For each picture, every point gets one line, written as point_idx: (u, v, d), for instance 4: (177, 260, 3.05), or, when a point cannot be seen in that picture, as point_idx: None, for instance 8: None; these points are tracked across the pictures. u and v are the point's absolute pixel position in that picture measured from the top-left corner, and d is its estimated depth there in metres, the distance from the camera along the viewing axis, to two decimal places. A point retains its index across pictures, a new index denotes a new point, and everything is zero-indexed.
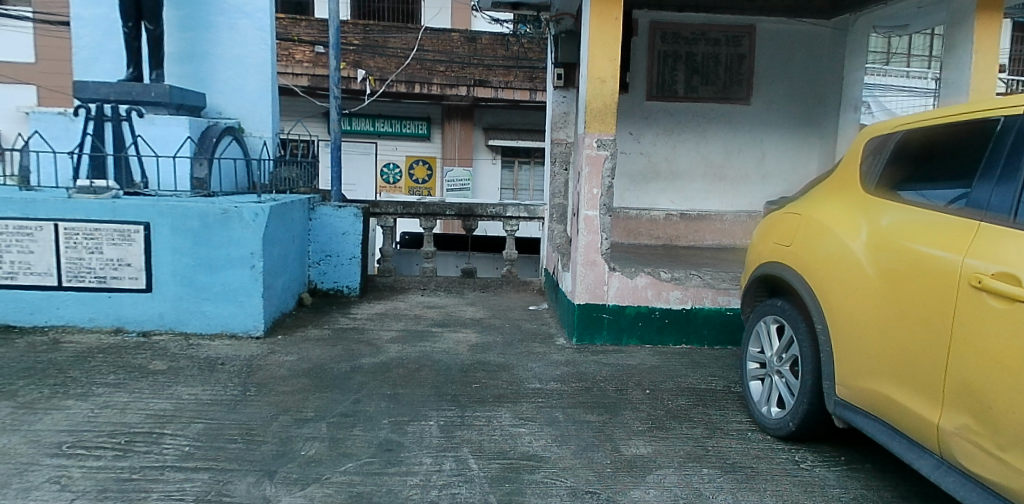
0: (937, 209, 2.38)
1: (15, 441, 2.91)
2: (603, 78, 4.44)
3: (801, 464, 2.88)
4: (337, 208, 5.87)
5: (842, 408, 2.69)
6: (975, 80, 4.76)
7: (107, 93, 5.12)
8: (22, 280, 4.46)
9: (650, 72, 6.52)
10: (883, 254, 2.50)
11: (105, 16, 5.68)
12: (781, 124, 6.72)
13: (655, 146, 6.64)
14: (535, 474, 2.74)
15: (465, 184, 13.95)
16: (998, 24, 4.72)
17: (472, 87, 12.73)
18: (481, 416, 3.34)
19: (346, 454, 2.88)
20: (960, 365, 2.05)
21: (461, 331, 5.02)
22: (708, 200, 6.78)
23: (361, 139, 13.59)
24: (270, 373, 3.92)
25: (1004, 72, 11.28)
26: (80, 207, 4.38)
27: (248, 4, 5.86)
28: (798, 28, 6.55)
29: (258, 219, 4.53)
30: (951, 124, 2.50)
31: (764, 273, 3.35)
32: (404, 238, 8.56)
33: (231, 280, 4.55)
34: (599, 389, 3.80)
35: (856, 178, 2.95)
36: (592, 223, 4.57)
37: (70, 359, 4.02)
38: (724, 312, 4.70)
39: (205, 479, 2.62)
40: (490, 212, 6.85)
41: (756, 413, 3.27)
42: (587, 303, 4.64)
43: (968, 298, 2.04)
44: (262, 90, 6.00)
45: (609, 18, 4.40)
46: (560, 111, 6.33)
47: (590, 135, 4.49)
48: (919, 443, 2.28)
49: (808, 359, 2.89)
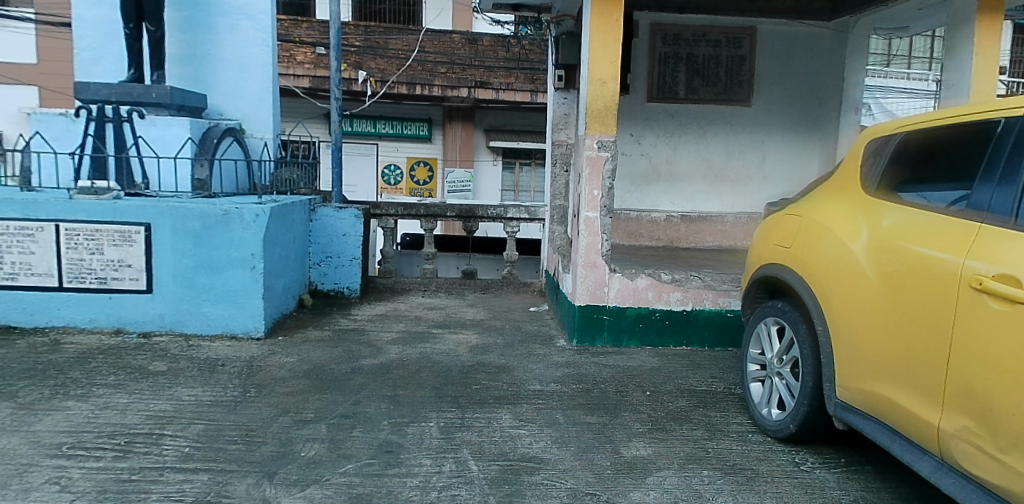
0: (937, 211, 2.38)
1: (15, 442, 2.91)
2: (603, 79, 4.45)
3: (801, 466, 2.87)
4: (337, 209, 5.87)
5: (842, 410, 2.68)
6: (977, 81, 4.75)
7: (108, 94, 5.12)
8: (23, 280, 4.46)
9: (650, 73, 6.52)
10: (883, 256, 2.50)
11: (107, 18, 5.69)
12: (782, 125, 6.72)
13: (656, 147, 6.64)
14: (535, 476, 2.74)
15: (466, 185, 13.96)
16: (999, 24, 4.70)
17: (473, 89, 12.68)
18: (481, 418, 3.34)
19: (346, 455, 2.88)
20: (960, 367, 2.05)
21: (461, 332, 5.02)
22: (708, 202, 6.77)
23: (362, 140, 13.60)
24: (270, 374, 3.92)
25: (1005, 74, 11.28)
26: (80, 207, 4.39)
27: (249, 5, 5.87)
28: (799, 30, 6.56)
29: (259, 220, 4.53)
30: (951, 126, 2.50)
31: (765, 274, 3.34)
32: (404, 239, 8.57)
33: (231, 281, 4.55)
34: (599, 391, 3.80)
35: (856, 180, 2.95)
36: (592, 224, 4.57)
37: (70, 360, 4.02)
38: (725, 314, 4.69)
39: (205, 481, 2.61)
40: (491, 213, 6.82)
41: (756, 414, 3.26)
42: (588, 305, 4.64)
43: (969, 300, 2.04)
44: (263, 91, 6.01)
45: (610, 19, 4.41)
46: (561, 113, 6.32)
47: (590, 136, 4.49)
48: (919, 445, 2.27)
49: (808, 360, 2.88)
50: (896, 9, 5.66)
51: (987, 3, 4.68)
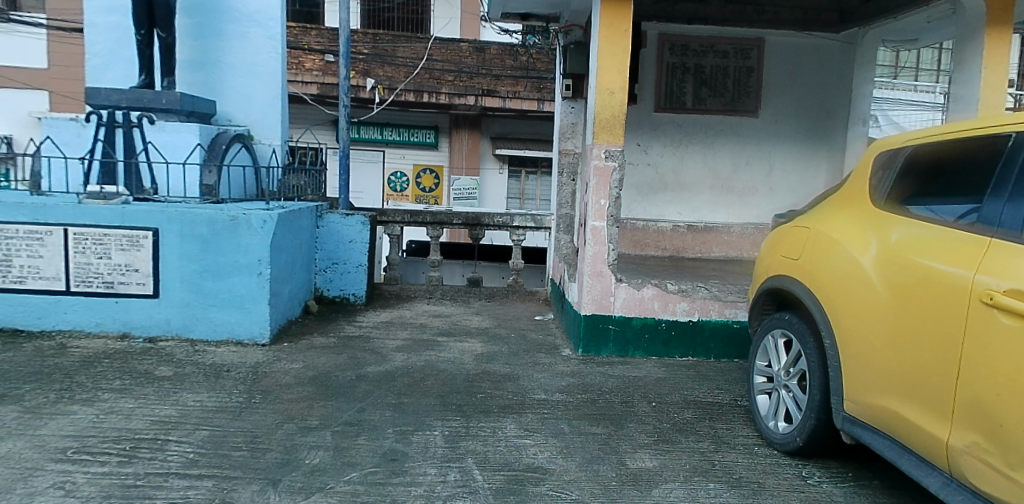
0: (946, 224, 2.37)
1: (21, 445, 2.92)
2: (612, 89, 4.46)
3: (808, 480, 2.85)
4: (344, 216, 5.86)
5: (850, 424, 2.66)
6: (986, 95, 4.75)
7: (118, 99, 5.16)
8: (31, 284, 4.49)
9: (658, 84, 6.53)
10: (893, 269, 2.48)
11: (118, 24, 5.74)
12: (789, 136, 6.72)
13: (663, 157, 6.65)
14: (540, 486, 2.73)
15: (472, 193, 13.98)
16: (1009, 37, 4.68)
17: (480, 97, 12.82)
18: (487, 427, 3.33)
19: (350, 463, 2.87)
20: (970, 383, 2.03)
21: (467, 341, 5.00)
22: (715, 212, 6.76)
23: (369, 146, 13.67)
24: (276, 380, 3.93)
25: (1013, 87, 11.24)
26: (90, 212, 4.42)
27: (260, 12, 5.90)
28: (806, 41, 6.57)
29: (266, 226, 4.55)
30: (962, 140, 2.49)
31: (773, 286, 3.32)
32: (410, 246, 8.60)
33: (237, 286, 4.55)
34: (605, 401, 3.78)
35: (865, 192, 2.94)
36: (598, 234, 4.58)
37: (77, 364, 4.04)
38: (731, 325, 4.66)
39: (209, 487, 2.61)
40: (497, 221, 6.81)
41: (763, 427, 3.24)
42: (594, 315, 4.62)
43: (980, 315, 2.03)
44: (272, 98, 6.04)
45: (618, 30, 4.42)
46: (569, 122, 6.31)
47: (598, 146, 4.50)
48: (929, 460, 2.25)
49: (816, 372, 2.87)
50: (902, 21, 5.66)
51: (995, 17, 4.67)
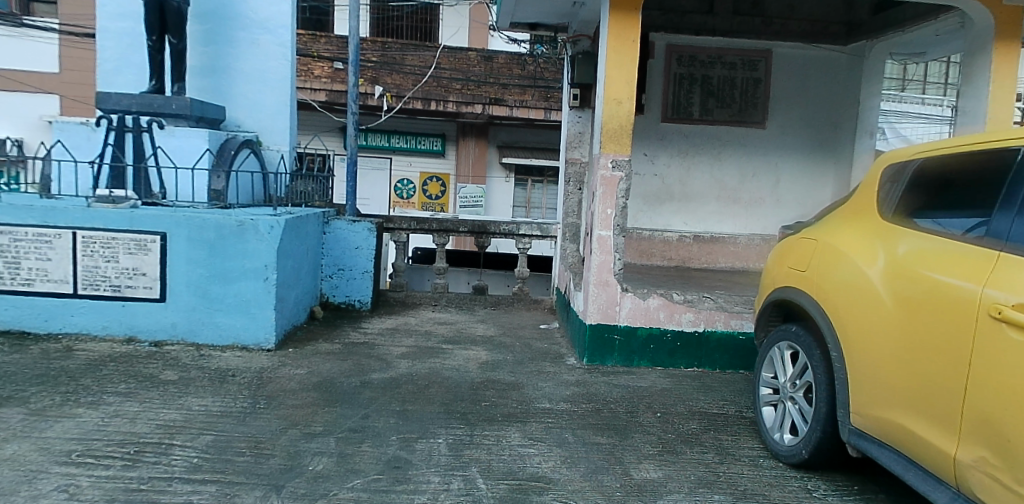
0: (953, 238, 2.37)
1: (25, 448, 2.92)
2: (619, 98, 4.47)
3: (813, 493, 2.83)
4: (351, 222, 5.89)
5: (856, 438, 2.64)
6: (994, 109, 4.73)
7: (128, 104, 5.21)
8: (39, 286, 4.51)
9: (665, 94, 6.54)
10: (901, 282, 2.47)
11: (132, 30, 5.80)
12: (796, 147, 6.71)
13: (669, 167, 6.66)
14: (544, 496, 2.71)
15: (478, 201, 14.00)
16: (1017, 51, 4.68)
17: (489, 106, 12.85)
18: (491, 435, 3.32)
19: (354, 470, 2.87)
20: (978, 397, 2.02)
21: (472, 348, 5.01)
22: (721, 223, 6.76)
23: (375, 153, 13.72)
24: (281, 386, 3.94)
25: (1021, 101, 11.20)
26: (99, 215, 4.45)
27: (271, 19, 5.94)
28: (814, 53, 6.57)
29: (273, 232, 4.56)
30: (974, 152, 2.47)
31: (779, 297, 3.32)
32: (415, 253, 8.62)
33: (244, 292, 4.57)
34: (609, 411, 3.77)
35: (872, 205, 2.94)
36: (604, 243, 4.57)
37: (82, 367, 4.05)
38: (737, 337, 4.65)
39: (213, 492, 2.61)
40: (503, 229, 6.80)
41: (768, 439, 3.22)
42: (599, 324, 4.62)
43: (989, 329, 2.01)
44: (280, 104, 6.07)
45: (627, 40, 4.43)
46: (576, 131, 6.32)
47: (605, 156, 4.51)
48: (935, 475, 2.24)
49: (822, 384, 2.85)
50: (907, 35, 5.71)
51: (1005, 31, 4.66)
